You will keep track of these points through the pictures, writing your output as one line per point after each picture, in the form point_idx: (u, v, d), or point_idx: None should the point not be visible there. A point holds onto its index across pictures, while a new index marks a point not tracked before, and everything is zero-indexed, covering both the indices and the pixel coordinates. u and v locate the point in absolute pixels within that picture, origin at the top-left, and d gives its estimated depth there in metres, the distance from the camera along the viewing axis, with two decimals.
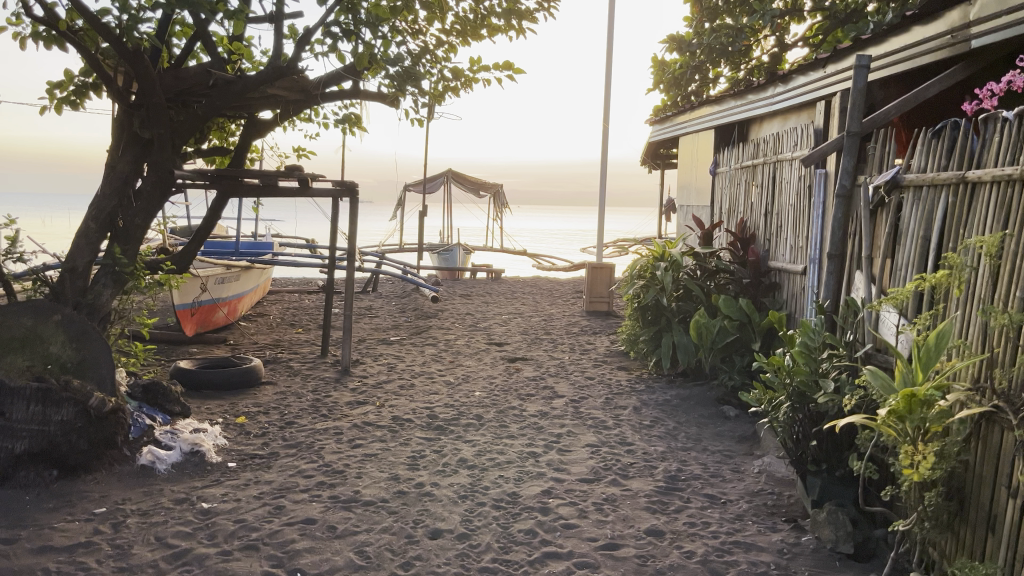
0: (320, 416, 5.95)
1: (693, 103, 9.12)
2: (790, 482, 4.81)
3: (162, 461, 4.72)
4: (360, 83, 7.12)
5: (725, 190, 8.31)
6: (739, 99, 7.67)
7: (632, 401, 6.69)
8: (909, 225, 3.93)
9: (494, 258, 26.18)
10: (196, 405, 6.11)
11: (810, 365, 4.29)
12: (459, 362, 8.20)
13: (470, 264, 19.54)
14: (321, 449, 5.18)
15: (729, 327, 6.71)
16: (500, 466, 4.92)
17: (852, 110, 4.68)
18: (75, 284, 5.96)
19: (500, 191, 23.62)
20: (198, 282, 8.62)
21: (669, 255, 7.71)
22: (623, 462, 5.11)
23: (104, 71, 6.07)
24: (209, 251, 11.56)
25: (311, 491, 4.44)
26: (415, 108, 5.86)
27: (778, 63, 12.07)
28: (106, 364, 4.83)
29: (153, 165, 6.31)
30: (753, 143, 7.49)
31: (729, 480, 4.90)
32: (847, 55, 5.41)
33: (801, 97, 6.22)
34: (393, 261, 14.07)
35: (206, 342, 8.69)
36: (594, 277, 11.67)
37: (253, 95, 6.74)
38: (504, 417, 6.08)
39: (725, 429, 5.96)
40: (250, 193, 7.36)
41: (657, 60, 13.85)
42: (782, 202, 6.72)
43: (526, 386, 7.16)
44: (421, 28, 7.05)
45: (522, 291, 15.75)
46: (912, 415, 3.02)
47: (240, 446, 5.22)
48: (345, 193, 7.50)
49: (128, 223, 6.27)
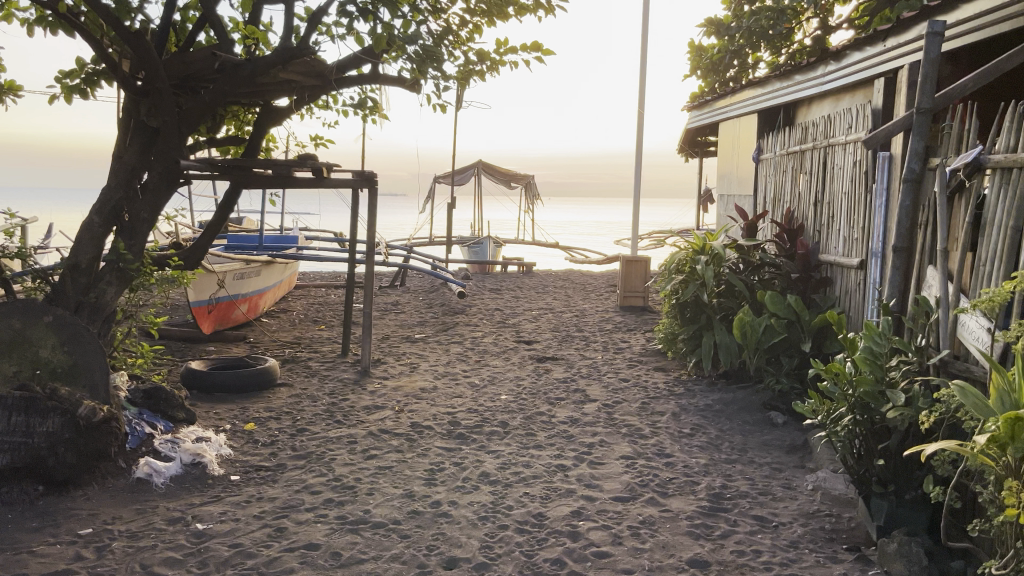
0: (333, 423, 5.56)
1: (734, 86, 8.53)
2: (850, 501, 4.29)
3: (159, 474, 4.37)
4: (380, 67, 6.71)
5: (769, 178, 7.75)
6: (786, 80, 7.11)
7: (670, 405, 6.20)
8: (997, 213, 3.41)
9: (525, 250, 25.68)
10: (204, 409, 5.75)
11: (877, 373, 3.76)
12: (485, 362, 7.77)
13: (500, 257, 19.09)
14: (331, 460, 4.78)
15: (776, 327, 6.15)
16: (525, 482, 4.48)
17: (923, 83, 4.12)
18: (77, 281, 5.55)
19: (532, 182, 23.15)
20: (215, 279, 8.30)
21: (711, 248, 7.17)
22: (661, 478, 4.63)
23: (108, 56, 5.71)
24: (233, 245, 11.27)
25: (316, 511, 4.03)
26: (437, 92, 5.43)
27: (821, 47, 11.42)
28: (100, 369, 4.47)
29: (160, 155, 5.94)
30: (801, 126, 6.91)
31: (780, 498, 4.39)
32: (912, 25, 4.84)
33: (858, 74, 5.66)
34: (421, 255, 13.68)
35: (224, 340, 8.36)
36: (628, 270, 11.13)
37: (265, 80, 6.37)
38: (531, 425, 5.63)
39: (773, 438, 5.47)
40: (263, 185, 6.96)
41: (694, 45, 13.25)
42: (834, 190, 6.17)
43: (557, 388, 6.70)
44: (444, 6, 6.59)
45: (552, 285, 15.27)
46: (1017, 443, 2.48)
47: (246, 456, 4.84)
48: (364, 184, 7.09)
49: (135, 217, 5.92)
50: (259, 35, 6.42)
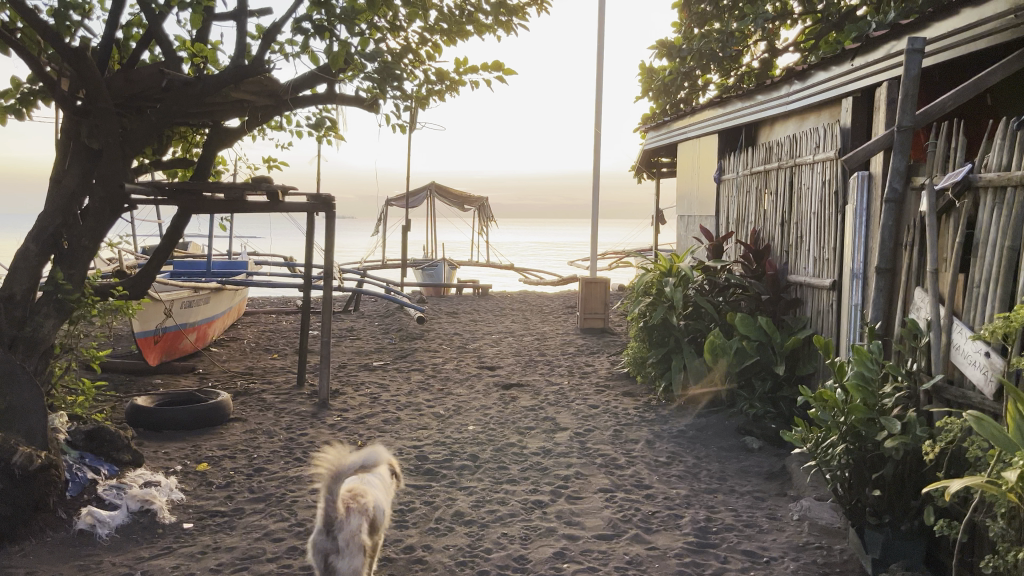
0: (293, 460, 5.23)
1: (693, 107, 8.46)
2: (839, 532, 4.12)
3: (104, 525, 4.01)
4: (336, 86, 6.45)
5: (732, 199, 7.68)
6: (748, 100, 7.06)
7: (643, 433, 6.01)
8: (990, 234, 3.31)
9: (479, 272, 25.42)
10: (152, 449, 5.39)
11: (868, 400, 3.63)
12: (448, 391, 7.49)
13: (454, 279, 18.78)
14: (293, 503, 4.46)
15: (748, 349, 6.05)
16: (503, 521, 4.23)
17: (903, 101, 4.03)
18: (11, 314, 5.13)
19: (485, 204, 22.97)
20: (161, 308, 7.89)
21: (678, 270, 7.04)
22: (643, 512, 4.42)
23: (47, 75, 5.37)
24: (179, 272, 10.80)
25: (280, 561, 3.72)
26: (398, 113, 5.19)
27: (769, 69, 11.49)
28: (35, 412, 4.13)
29: (102, 178, 5.57)
30: (764, 146, 6.84)
31: (767, 530, 4.20)
32: (881, 44, 4.78)
33: (824, 94, 5.60)
34: (375, 279, 13.33)
35: (172, 372, 7.94)
36: (588, 292, 10.98)
37: (215, 100, 6.02)
38: (503, 457, 5.38)
39: (750, 464, 5.32)
40: (214, 209, 6.62)
41: (646, 68, 13.24)
42: (801, 210, 6.10)
43: (525, 417, 6.46)
44: (403, 25, 6.37)
45: (508, 307, 15.05)
46: None
47: (199, 501, 4.50)
48: (321, 207, 6.81)
49: (74, 244, 5.49)
50: (208, 53, 6.11)
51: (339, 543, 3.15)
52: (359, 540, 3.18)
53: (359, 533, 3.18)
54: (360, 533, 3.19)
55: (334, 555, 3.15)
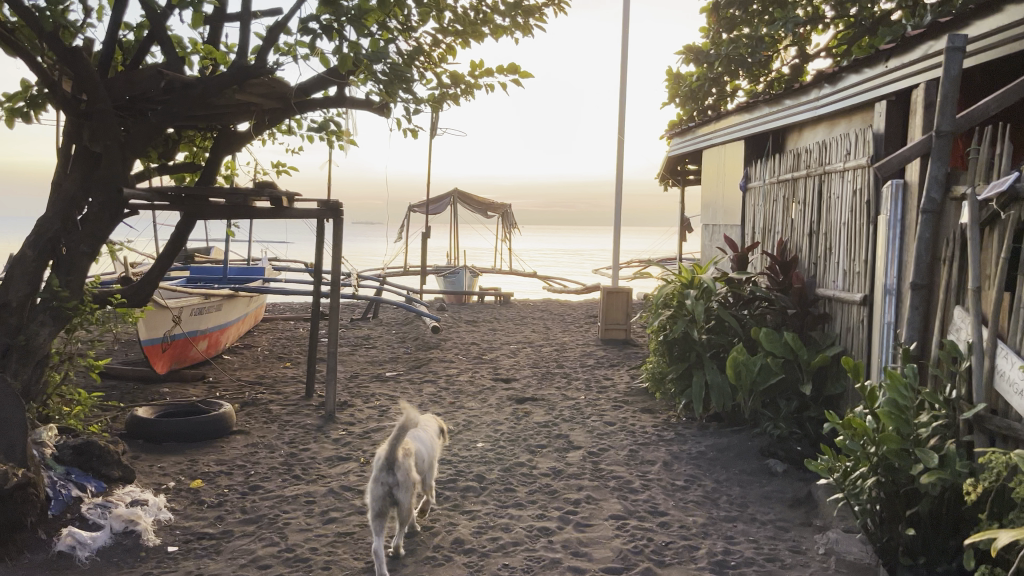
0: (290, 478, 5.01)
1: (719, 112, 8.15)
2: (869, 569, 3.79)
3: (84, 547, 3.81)
4: (346, 89, 6.25)
5: (758, 208, 7.36)
6: (775, 105, 6.74)
7: (661, 453, 5.71)
8: None
9: (502, 279, 25.15)
10: (147, 463, 5.19)
11: (902, 430, 3.32)
12: (461, 404, 7.24)
13: (476, 287, 18.54)
14: (285, 526, 4.23)
15: (773, 366, 5.70)
16: (505, 551, 3.96)
17: (942, 103, 3.71)
18: (6, 321, 4.97)
19: (508, 211, 22.71)
20: (169, 315, 7.72)
21: (700, 281, 6.73)
22: (656, 543, 4.13)
23: (46, 75, 5.21)
24: (194, 278, 10.68)
25: None
26: (408, 117, 4.95)
27: (800, 75, 11.11)
28: (15, 426, 3.94)
29: (102, 182, 5.39)
30: (792, 154, 6.52)
31: (790, 566, 3.88)
32: (918, 45, 4.46)
33: (856, 98, 5.28)
34: (394, 287, 13.13)
35: (180, 381, 7.77)
36: (610, 302, 10.72)
37: (218, 103, 5.79)
38: (511, 478, 5.11)
39: (773, 490, 5.00)
40: (219, 215, 6.43)
41: (672, 74, 12.88)
42: (830, 220, 5.78)
43: (538, 434, 6.19)
44: (415, 26, 6.15)
45: (529, 316, 14.78)
46: None
47: (188, 522, 4.29)
48: (329, 214, 6.60)
49: (72, 250, 5.31)
50: (216, 54, 5.94)
51: (399, 478, 3.64)
52: (411, 478, 3.70)
53: (411, 472, 3.73)
54: (411, 475, 3.73)
55: (395, 487, 3.63)
